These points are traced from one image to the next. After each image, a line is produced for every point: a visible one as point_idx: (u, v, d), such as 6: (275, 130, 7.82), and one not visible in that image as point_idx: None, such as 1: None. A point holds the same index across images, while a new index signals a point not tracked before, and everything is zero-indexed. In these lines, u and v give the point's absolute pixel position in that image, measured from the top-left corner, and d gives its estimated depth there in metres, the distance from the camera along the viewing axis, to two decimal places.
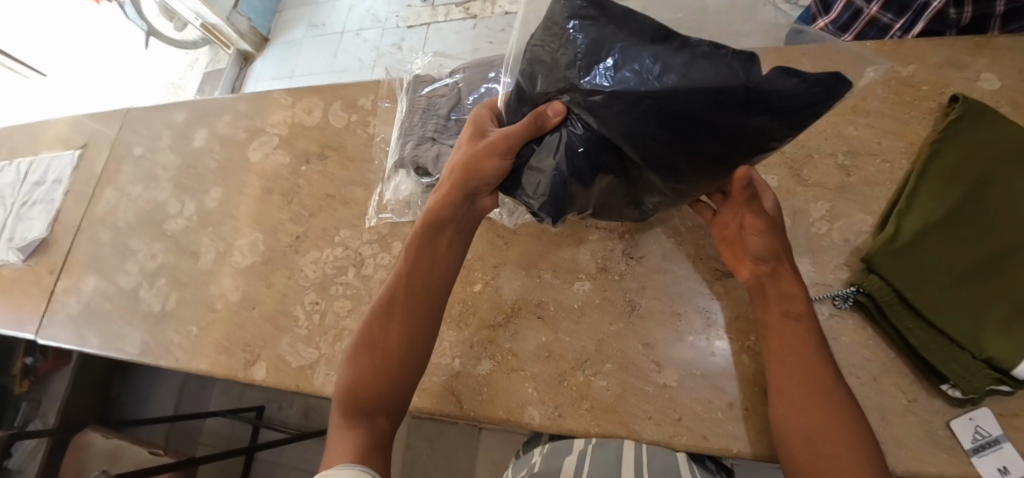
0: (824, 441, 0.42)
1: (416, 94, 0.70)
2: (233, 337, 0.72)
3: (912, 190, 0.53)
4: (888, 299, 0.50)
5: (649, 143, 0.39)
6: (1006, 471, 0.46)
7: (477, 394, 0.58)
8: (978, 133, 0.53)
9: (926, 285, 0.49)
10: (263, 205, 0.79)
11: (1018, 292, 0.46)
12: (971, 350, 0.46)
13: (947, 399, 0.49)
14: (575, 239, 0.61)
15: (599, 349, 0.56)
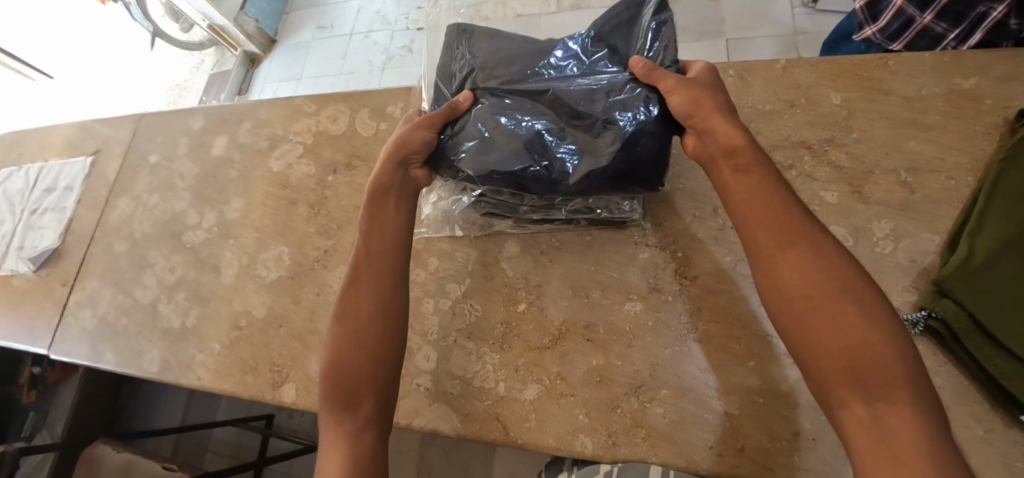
0: (817, 277, 0.39)
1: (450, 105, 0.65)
2: (259, 356, 0.69)
3: (981, 209, 0.51)
4: (964, 326, 0.47)
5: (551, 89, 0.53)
6: None
7: (525, 420, 0.55)
8: None
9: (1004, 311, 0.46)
10: (288, 217, 0.76)
11: None
12: None
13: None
14: (624, 257, 0.59)
15: (653, 374, 0.54)
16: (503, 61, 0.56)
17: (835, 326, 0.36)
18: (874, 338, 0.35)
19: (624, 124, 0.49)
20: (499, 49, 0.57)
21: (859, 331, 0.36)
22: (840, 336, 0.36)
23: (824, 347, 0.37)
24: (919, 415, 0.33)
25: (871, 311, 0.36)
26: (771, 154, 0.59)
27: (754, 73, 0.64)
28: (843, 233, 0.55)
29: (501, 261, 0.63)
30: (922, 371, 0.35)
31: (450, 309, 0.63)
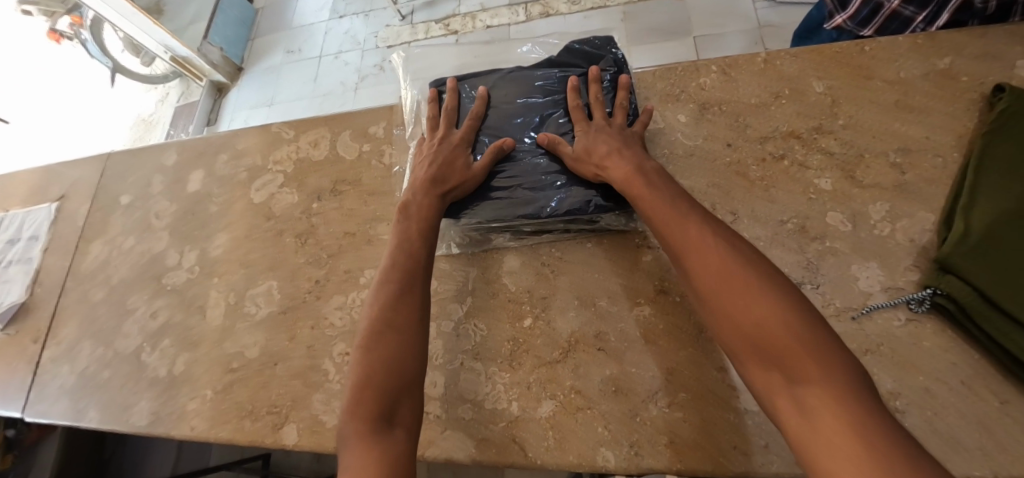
0: (727, 272, 0.43)
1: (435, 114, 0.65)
2: (257, 399, 0.66)
3: (974, 184, 0.52)
4: (965, 294, 0.47)
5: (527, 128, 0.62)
6: None
7: (544, 438, 0.54)
8: None
9: (1007, 278, 0.45)
10: (276, 249, 0.73)
11: None
12: None
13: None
14: (629, 262, 0.58)
15: (671, 379, 0.53)
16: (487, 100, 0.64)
17: (744, 319, 0.40)
18: (778, 321, 0.39)
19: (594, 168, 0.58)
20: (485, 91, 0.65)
21: (763, 317, 0.39)
22: (754, 327, 0.40)
23: (744, 342, 0.40)
24: (834, 385, 0.35)
25: (769, 296, 0.40)
26: (762, 146, 0.59)
27: (738, 68, 0.64)
28: (841, 218, 0.55)
29: (503, 276, 0.61)
30: (831, 340, 0.38)
31: (454, 331, 0.61)
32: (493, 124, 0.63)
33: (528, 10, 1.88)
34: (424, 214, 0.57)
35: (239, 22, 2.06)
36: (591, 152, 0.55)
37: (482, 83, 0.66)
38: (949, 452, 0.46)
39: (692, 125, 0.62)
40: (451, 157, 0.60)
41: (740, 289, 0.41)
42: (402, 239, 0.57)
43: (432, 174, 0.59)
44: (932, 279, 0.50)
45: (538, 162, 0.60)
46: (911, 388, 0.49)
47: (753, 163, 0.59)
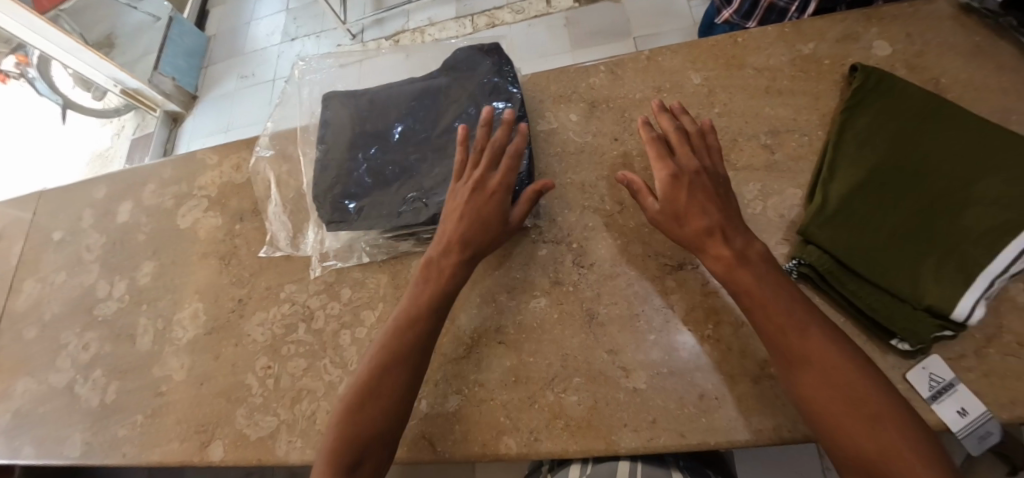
0: (854, 391, 0.43)
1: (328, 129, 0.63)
2: (185, 420, 0.67)
3: (832, 157, 0.56)
4: (823, 261, 0.53)
5: (419, 135, 0.61)
6: (965, 412, 0.48)
7: (451, 432, 0.56)
8: (884, 97, 0.57)
9: (861, 246, 0.52)
10: (201, 273, 0.75)
11: (946, 238, 0.49)
12: (912, 302, 0.48)
13: (897, 353, 0.51)
14: (526, 257, 0.61)
15: (565, 365, 0.55)
16: (375, 111, 0.63)
17: (866, 443, 0.41)
18: (906, 456, 0.40)
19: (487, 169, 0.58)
20: (373, 101, 0.63)
21: (887, 444, 0.41)
22: (879, 451, 0.41)
23: (862, 463, 0.41)
24: None
25: (896, 424, 0.42)
26: (645, 138, 0.63)
27: (623, 67, 0.68)
28: None
29: (411, 280, 0.64)
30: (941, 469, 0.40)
31: (367, 337, 0.63)
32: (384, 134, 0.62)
33: (475, 21, 1.92)
34: (444, 276, 0.56)
35: (189, 52, 2.07)
36: (683, 219, 0.53)
37: (371, 92, 0.64)
38: None
39: (582, 123, 0.66)
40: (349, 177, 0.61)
41: (871, 414, 0.42)
42: (421, 310, 0.55)
43: (461, 234, 0.55)
44: (797, 250, 0.55)
45: (431, 167, 0.60)
46: None
47: (637, 155, 0.62)
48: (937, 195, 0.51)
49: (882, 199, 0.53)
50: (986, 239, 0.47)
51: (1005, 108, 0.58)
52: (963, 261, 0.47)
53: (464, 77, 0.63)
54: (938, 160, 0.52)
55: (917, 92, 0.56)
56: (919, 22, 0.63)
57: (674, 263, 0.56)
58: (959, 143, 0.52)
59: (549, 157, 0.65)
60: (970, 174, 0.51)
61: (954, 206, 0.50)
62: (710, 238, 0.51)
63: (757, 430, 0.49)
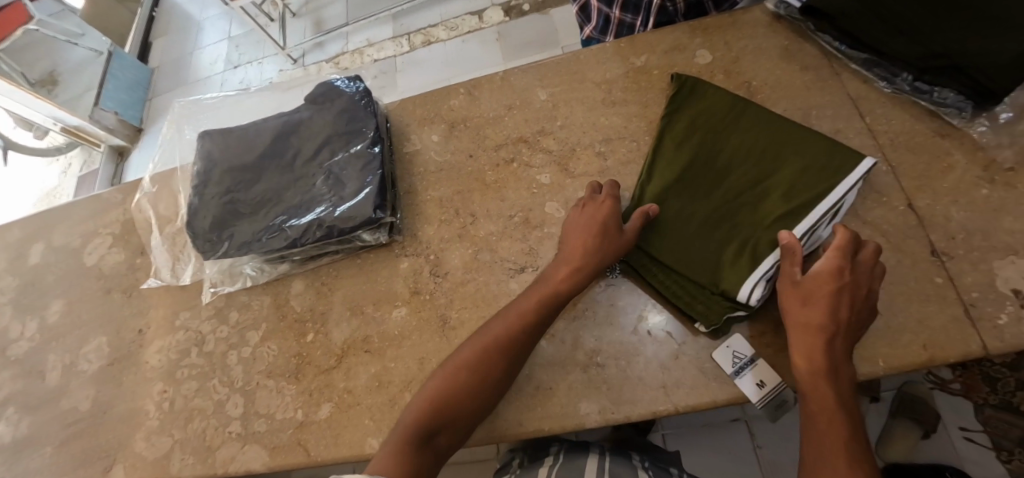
0: None
1: (201, 162, 0.68)
2: (89, 449, 0.71)
3: (650, 162, 0.62)
4: (642, 261, 0.59)
5: (285, 166, 0.67)
6: (762, 384, 0.52)
7: (323, 437, 0.61)
8: (697, 103, 0.64)
9: (672, 242, 0.58)
10: (105, 307, 0.79)
11: (743, 230, 0.55)
12: (712, 288, 0.54)
13: (709, 335, 0.55)
14: (390, 270, 0.66)
15: (422, 367, 0.60)
16: (244, 145, 0.68)
17: None
18: None
19: (345, 192, 0.64)
20: (242, 136, 0.69)
21: None
22: None
23: None
24: None
25: None
26: (496, 153, 0.68)
27: (480, 88, 0.73)
28: (556, 206, 0.64)
29: (291, 299, 0.69)
30: None
31: (252, 355, 0.68)
32: (252, 166, 0.67)
33: (411, 40, 1.97)
34: (532, 307, 0.54)
35: (132, 86, 2.09)
36: (808, 303, 0.48)
37: (242, 128, 0.70)
38: (636, 393, 0.54)
39: (443, 143, 0.71)
40: (221, 206, 0.65)
41: None
42: (538, 305, 0.54)
43: (589, 249, 0.56)
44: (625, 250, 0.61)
45: (294, 194, 0.65)
46: (609, 343, 0.57)
47: (488, 169, 0.68)
48: (733, 192, 0.58)
49: (690, 197, 0.59)
50: (774, 225, 0.53)
51: (807, 105, 0.64)
52: (753, 247, 0.53)
53: (327, 110, 0.69)
54: (734, 159, 0.59)
55: (726, 96, 0.63)
56: (738, 30, 0.70)
57: (517, 266, 0.62)
58: (756, 142, 0.59)
59: (412, 177, 0.70)
60: (763, 170, 0.57)
61: (750, 200, 0.57)
62: (817, 344, 0.47)
63: (583, 415, 0.54)
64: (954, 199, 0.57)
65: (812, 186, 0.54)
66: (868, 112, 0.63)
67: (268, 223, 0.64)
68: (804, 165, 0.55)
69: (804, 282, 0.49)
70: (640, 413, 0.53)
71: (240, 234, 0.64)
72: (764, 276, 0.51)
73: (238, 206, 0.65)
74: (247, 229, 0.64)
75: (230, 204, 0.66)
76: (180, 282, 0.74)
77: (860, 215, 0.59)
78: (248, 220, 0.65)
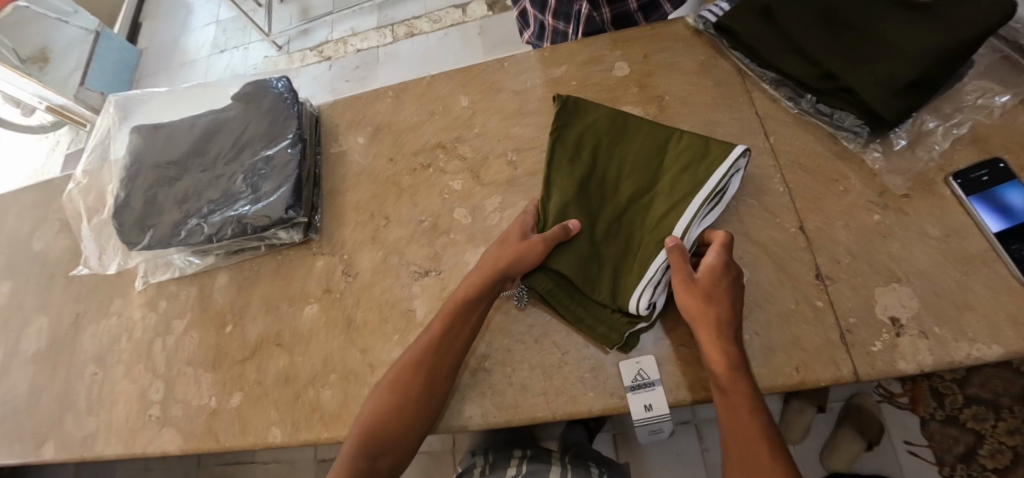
0: None
1: (131, 157, 0.71)
2: (24, 425, 0.74)
3: (548, 176, 0.62)
4: (545, 286, 0.58)
5: (210, 164, 0.70)
6: (650, 407, 0.53)
7: (232, 425, 0.64)
8: (581, 120, 0.64)
9: (571, 262, 0.57)
10: (46, 292, 0.82)
11: (637, 241, 0.59)
12: (610, 305, 0.57)
13: (619, 349, 0.56)
14: (306, 268, 0.68)
15: (326, 364, 0.63)
16: (172, 143, 0.71)
17: None
18: None
19: (262, 192, 0.66)
20: (172, 133, 0.71)
21: None
22: None
23: None
24: None
25: None
26: (415, 158, 0.70)
27: (407, 92, 0.75)
28: (464, 213, 0.66)
29: (215, 292, 0.71)
30: None
31: (176, 344, 0.71)
32: (179, 162, 0.70)
33: (394, 31, 1.97)
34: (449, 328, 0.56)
35: (118, 67, 2.11)
36: (709, 300, 0.51)
37: (172, 125, 0.72)
38: (520, 398, 0.56)
39: (366, 145, 0.73)
40: (147, 201, 0.69)
41: None
42: (448, 320, 0.56)
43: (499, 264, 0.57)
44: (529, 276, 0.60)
45: (216, 191, 0.68)
46: (499, 349, 0.59)
47: (405, 174, 0.70)
48: (624, 206, 0.60)
49: (587, 213, 0.60)
50: (660, 231, 0.57)
51: (715, 123, 0.65)
52: (644, 255, 0.57)
53: (252, 110, 0.71)
54: (626, 170, 0.61)
55: (607, 111, 0.64)
56: (658, 43, 0.70)
57: (422, 270, 0.64)
58: (640, 155, 0.62)
59: (335, 178, 0.73)
60: (649, 180, 0.60)
61: (639, 211, 0.60)
62: (725, 344, 0.50)
63: (467, 417, 0.57)
64: (844, 223, 0.58)
65: (692, 182, 0.57)
66: (773, 132, 0.63)
67: (189, 218, 0.67)
68: (687, 165, 0.59)
69: (700, 280, 0.52)
70: (520, 417, 0.55)
71: (162, 228, 0.67)
72: (653, 279, 0.54)
73: (163, 201, 0.68)
74: (169, 223, 0.67)
75: (154, 199, 0.69)
76: (106, 271, 0.77)
77: (752, 234, 0.60)
78: (171, 214, 0.68)
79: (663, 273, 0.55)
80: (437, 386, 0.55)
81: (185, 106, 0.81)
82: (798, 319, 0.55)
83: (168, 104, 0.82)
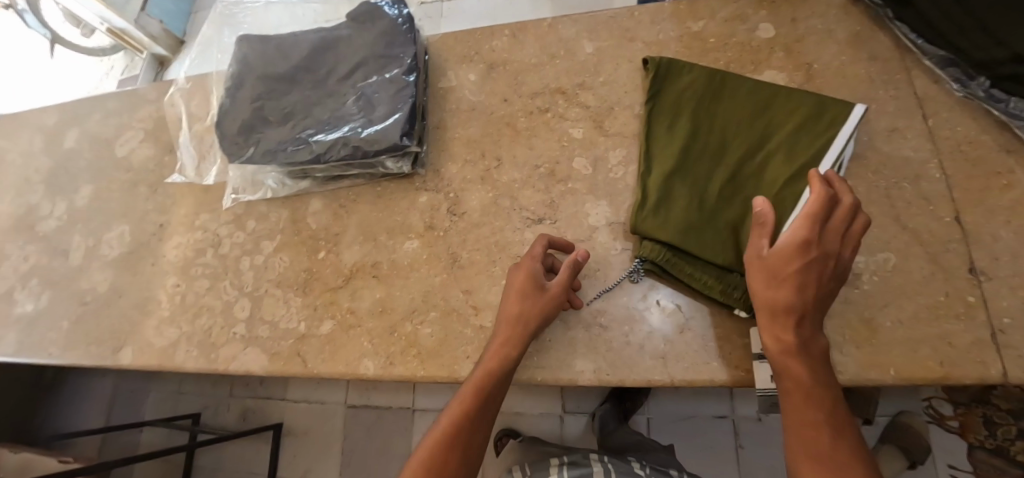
0: None
1: (238, 66, 0.68)
2: (103, 327, 0.74)
3: (647, 152, 0.60)
4: (658, 255, 0.54)
5: (319, 81, 0.66)
6: None
7: (321, 351, 0.62)
8: (677, 84, 0.62)
9: (687, 227, 0.54)
10: (129, 198, 0.81)
11: (756, 202, 0.55)
12: (740, 270, 0.53)
13: (750, 318, 0.53)
14: (408, 202, 0.66)
15: (426, 300, 0.61)
16: (280, 56, 0.68)
17: None
18: None
19: (376, 115, 0.63)
20: (281, 46, 0.68)
21: None
22: None
23: None
24: None
25: None
26: (532, 101, 0.67)
27: (526, 32, 0.71)
28: (584, 163, 0.62)
29: (307, 217, 0.69)
30: None
31: (264, 264, 0.69)
32: (287, 76, 0.67)
33: None
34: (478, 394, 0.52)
35: None
36: (775, 277, 0.45)
37: (281, 38, 0.69)
38: (635, 359, 0.54)
39: (479, 83, 0.69)
40: (252, 112, 0.65)
41: None
42: (474, 393, 0.52)
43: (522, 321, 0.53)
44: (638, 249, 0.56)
45: (326, 111, 0.65)
46: (615, 306, 0.56)
47: (521, 116, 0.66)
48: (736, 167, 0.57)
49: (696, 176, 0.58)
50: (784, 190, 0.54)
51: (865, 99, 0.61)
52: (768, 214, 0.54)
53: (366, 29, 0.67)
54: (730, 136, 0.59)
55: (704, 73, 0.61)
56: (808, 7, 0.65)
57: (535, 217, 0.61)
58: (745, 117, 0.59)
59: (443, 113, 0.69)
60: (759, 141, 0.58)
61: (752, 172, 0.57)
62: (782, 327, 0.44)
63: (577, 371, 0.55)
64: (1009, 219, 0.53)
65: (810, 146, 0.55)
66: (931, 114, 0.58)
67: (296, 135, 0.64)
68: (799, 127, 0.57)
69: (766, 259, 0.46)
70: (634, 379, 0.53)
71: (267, 142, 0.65)
72: (791, 240, 0.51)
73: (269, 115, 0.66)
74: (275, 138, 0.64)
75: (259, 111, 0.66)
76: (203, 182, 0.76)
77: (901, 220, 0.55)
78: (276, 129, 0.65)
79: None
80: (480, 456, 0.52)
81: (288, 23, 0.77)
82: (947, 313, 0.51)
83: (270, 18, 0.78)
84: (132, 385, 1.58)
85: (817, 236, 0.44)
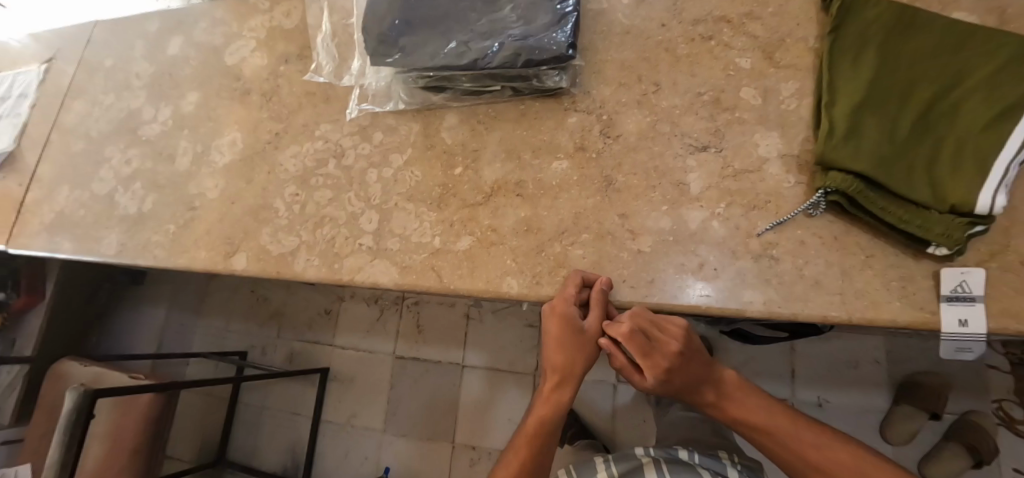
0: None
1: None
2: (214, 232, 0.72)
3: (826, 87, 0.56)
4: (851, 186, 0.50)
5: None
6: (965, 323, 0.47)
7: (458, 267, 0.60)
8: (863, 16, 0.57)
9: (876, 159, 0.50)
10: (240, 106, 0.78)
11: (958, 137, 0.49)
12: (936, 208, 0.48)
13: (935, 259, 0.50)
14: (555, 122, 0.62)
15: (576, 222, 0.58)
16: None
17: None
18: None
19: (540, 22, 0.59)
20: None
21: None
22: None
23: None
24: None
25: None
26: (693, 28, 0.63)
27: None
28: (753, 93, 0.59)
29: (441, 132, 0.66)
30: None
31: (393, 177, 0.66)
32: None
33: None
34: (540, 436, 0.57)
35: None
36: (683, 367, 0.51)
37: None
38: (810, 294, 0.52)
39: (633, 7, 0.66)
40: (404, 17, 0.63)
41: None
42: (530, 441, 0.57)
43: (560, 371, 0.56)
44: (821, 179, 0.53)
45: (482, 17, 0.61)
46: (788, 239, 0.54)
47: (682, 42, 0.63)
48: (932, 101, 0.51)
49: (885, 109, 0.52)
50: (994, 124, 0.48)
51: None
52: (974, 149, 0.47)
53: None
54: (926, 67, 0.53)
55: (895, 5, 0.56)
56: None
57: (698, 145, 0.58)
58: (946, 48, 0.53)
59: (593, 35, 0.66)
60: (964, 73, 0.51)
61: (952, 106, 0.51)
62: (701, 394, 0.53)
63: (747, 301, 0.52)
64: None
65: None
66: None
67: (449, 40, 0.61)
68: (1016, 57, 0.50)
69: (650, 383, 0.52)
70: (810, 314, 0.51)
71: (416, 45, 0.61)
72: (1004, 176, 0.45)
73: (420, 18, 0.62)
74: (427, 42, 0.61)
75: (409, 15, 0.63)
76: (337, 84, 0.72)
77: None
78: (427, 33, 0.62)
79: (1012, 171, 0.45)
80: None
81: None
82: None
83: None
84: (181, 318, 1.69)
85: (656, 354, 0.51)
